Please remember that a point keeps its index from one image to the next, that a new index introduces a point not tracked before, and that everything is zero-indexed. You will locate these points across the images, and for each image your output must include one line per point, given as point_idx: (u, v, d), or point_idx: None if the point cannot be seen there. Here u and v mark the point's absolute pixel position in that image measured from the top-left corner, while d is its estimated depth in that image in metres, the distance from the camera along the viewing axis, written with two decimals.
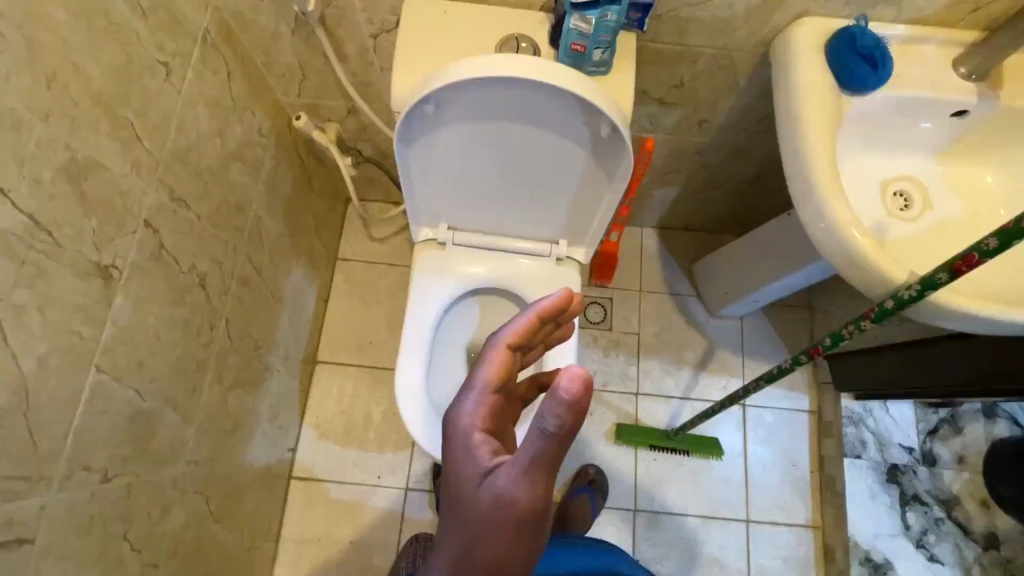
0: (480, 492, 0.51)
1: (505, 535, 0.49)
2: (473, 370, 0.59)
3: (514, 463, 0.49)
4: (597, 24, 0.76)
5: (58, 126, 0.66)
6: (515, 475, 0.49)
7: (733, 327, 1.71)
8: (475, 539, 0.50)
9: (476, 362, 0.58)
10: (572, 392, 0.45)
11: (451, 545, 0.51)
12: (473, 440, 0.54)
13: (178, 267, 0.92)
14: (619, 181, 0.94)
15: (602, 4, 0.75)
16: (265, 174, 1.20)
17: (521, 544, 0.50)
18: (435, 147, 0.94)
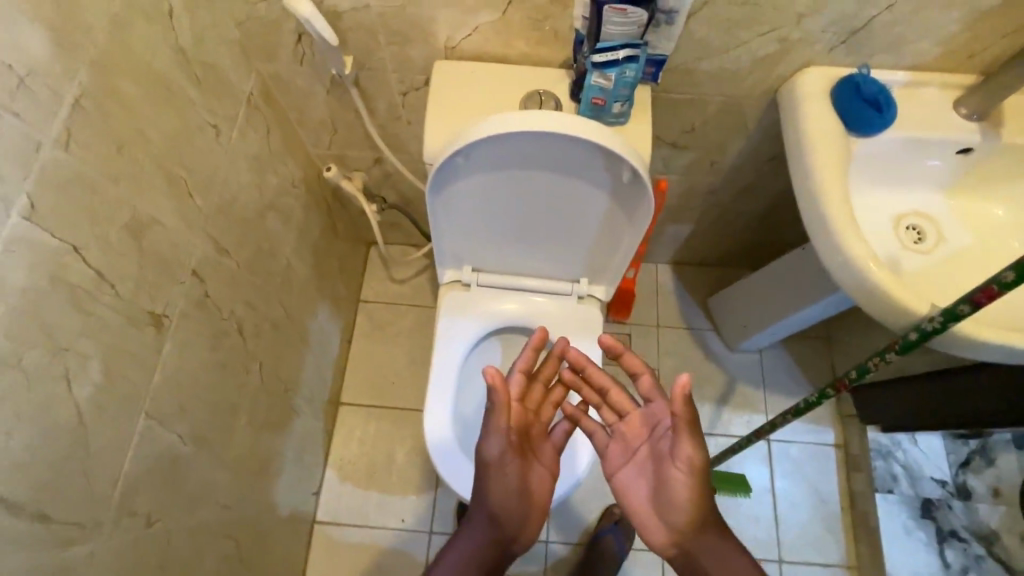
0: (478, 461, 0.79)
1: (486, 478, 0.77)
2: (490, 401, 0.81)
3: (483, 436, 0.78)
4: (616, 80, 0.82)
5: (126, 189, 0.72)
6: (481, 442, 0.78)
7: (752, 360, 1.71)
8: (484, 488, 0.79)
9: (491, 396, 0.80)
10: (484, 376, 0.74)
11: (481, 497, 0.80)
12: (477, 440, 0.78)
13: (220, 315, 0.97)
14: (639, 223, 0.98)
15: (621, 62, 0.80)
16: (296, 223, 1.26)
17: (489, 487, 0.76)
18: (462, 195, 1.00)
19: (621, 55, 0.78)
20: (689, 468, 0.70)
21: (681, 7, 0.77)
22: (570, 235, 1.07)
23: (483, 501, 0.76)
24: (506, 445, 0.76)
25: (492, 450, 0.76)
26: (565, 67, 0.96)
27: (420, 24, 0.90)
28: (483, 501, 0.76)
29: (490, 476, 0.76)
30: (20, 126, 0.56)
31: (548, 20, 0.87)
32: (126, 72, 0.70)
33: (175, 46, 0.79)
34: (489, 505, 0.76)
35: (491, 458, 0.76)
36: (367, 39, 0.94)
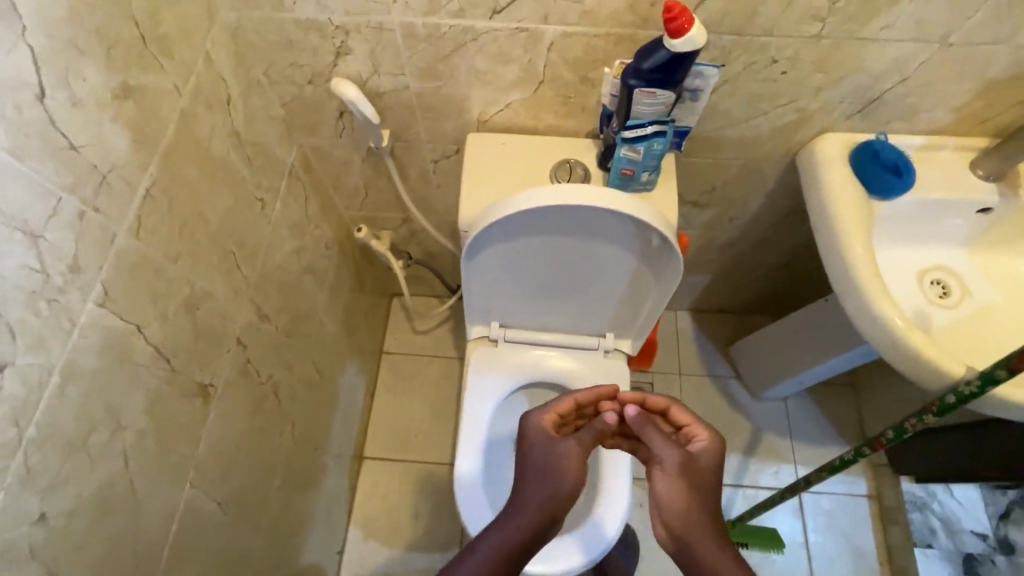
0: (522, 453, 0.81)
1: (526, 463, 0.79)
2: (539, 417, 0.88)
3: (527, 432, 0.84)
4: (644, 152, 0.85)
5: (184, 266, 0.75)
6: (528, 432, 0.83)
7: (777, 408, 1.70)
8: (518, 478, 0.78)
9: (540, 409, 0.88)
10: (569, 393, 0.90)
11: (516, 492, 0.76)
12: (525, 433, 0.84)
13: (259, 378, 0.98)
14: (667, 282, 1.01)
15: (650, 136, 0.84)
16: (329, 282, 1.30)
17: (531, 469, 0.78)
18: (492, 260, 1.03)
19: (649, 130, 0.83)
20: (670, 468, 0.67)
21: (707, 85, 0.82)
22: (598, 294, 1.10)
23: (539, 491, 0.74)
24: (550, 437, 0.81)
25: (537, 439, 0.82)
26: (593, 136, 1.00)
27: (456, 101, 0.95)
28: (538, 494, 0.74)
29: (558, 473, 0.75)
30: (99, 219, 0.60)
31: (578, 96, 0.92)
32: (189, 158, 0.75)
33: (231, 129, 0.84)
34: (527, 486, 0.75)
35: (545, 442, 0.80)
36: (405, 115, 1.00)
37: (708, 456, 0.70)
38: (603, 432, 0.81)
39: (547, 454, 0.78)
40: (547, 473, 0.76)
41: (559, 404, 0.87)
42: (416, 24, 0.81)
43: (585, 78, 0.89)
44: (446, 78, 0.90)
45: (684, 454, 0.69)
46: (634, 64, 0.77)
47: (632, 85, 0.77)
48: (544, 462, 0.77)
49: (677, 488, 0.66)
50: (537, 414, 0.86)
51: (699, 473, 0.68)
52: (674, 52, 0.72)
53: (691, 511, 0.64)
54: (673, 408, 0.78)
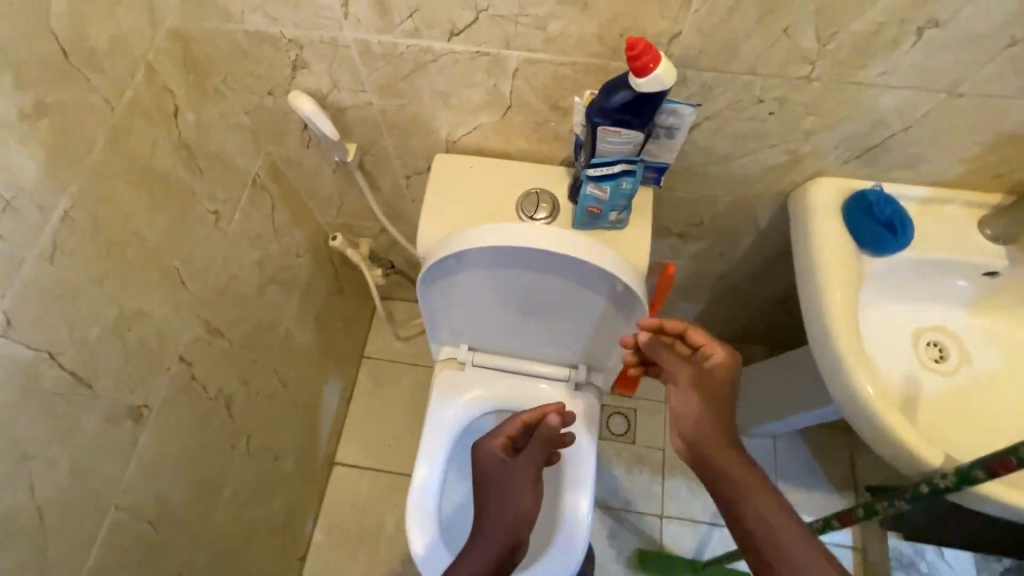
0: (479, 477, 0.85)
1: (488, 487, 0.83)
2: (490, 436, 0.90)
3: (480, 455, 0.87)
4: (612, 191, 0.80)
5: (112, 287, 0.72)
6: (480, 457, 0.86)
7: (765, 446, 1.63)
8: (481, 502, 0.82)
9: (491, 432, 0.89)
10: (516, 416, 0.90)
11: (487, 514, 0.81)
12: (478, 459, 0.86)
13: (207, 395, 0.96)
14: (635, 325, 0.95)
15: (618, 176, 0.78)
16: (300, 291, 1.27)
17: (494, 497, 0.82)
18: (451, 287, 0.98)
19: (617, 170, 0.76)
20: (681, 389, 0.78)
21: (683, 124, 0.74)
22: (565, 328, 1.05)
23: (499, 517, 0.79)
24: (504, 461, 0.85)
25: (491, 465, 0.84)
26: (567, 164, 0.94)
27: (422, 120, 0.90)
28: (504, 517, 0.79)
29: (512, 496, 0.81)
30: (3, 247, 0.58)
31: (549, 123, 0.86)
32: (122, 176, 0.72)
33: (177, 142, 0.81)
34: (498, 511, 0.80)
35: (499, 468, 0.84)
36: (370, 130, 0.95)
37: (722, 370, 0.76)
38: (551, 437, 0.85)
39: (502, 482, 0.82)
40: (506, 498, 0.81)
41: (508, 426, 0.89)
42: (372, 42, 0.75)
43: (556, 106, 0.83)
44: (409, 96, 0.85)
45: (694, 374, 0.78)
46: (599, 100, 0.70)
47: (596, 123, 0.71)
48: (501, 491, 0.82)
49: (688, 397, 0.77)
50: (487, 439, 0.87)
51: (711, 385, 0.76)
52: (641, 93, 0.65)
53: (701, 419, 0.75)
54: (689, 331, 0.80)
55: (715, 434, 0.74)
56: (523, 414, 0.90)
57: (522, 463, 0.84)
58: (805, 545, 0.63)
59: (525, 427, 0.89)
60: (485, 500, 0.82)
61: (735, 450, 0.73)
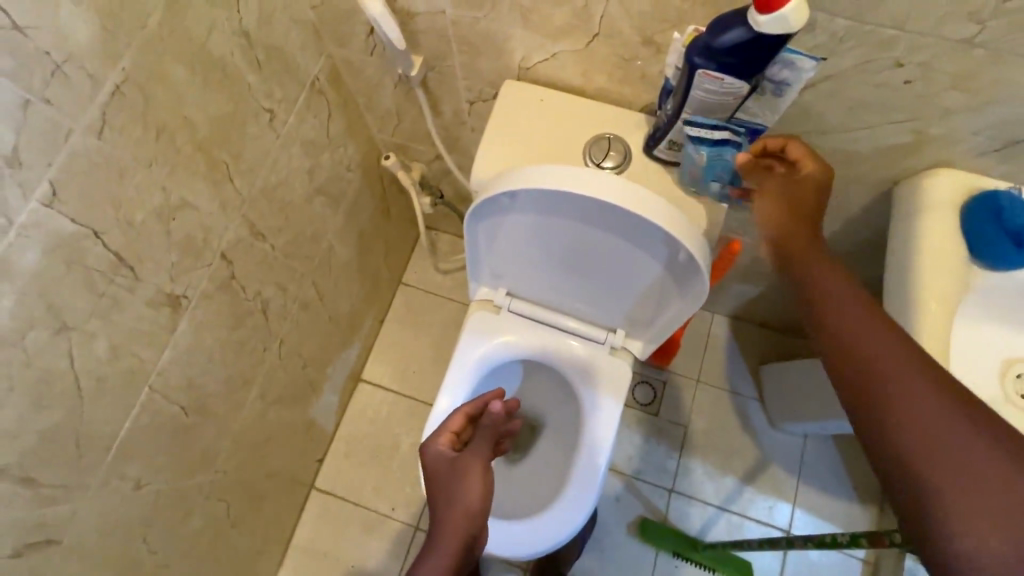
0: (430, 471, 0.82)
1: (437, 478, 0.80)
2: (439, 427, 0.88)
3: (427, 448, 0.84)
4: (708, 158, 0.73)
5: (160, 171, 0.71)
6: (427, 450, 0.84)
7: (793, 444, 1.57)
8: (430, 496, 0.79)
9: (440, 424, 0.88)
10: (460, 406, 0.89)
11: (435, 508, 0.77)
12: (427, 456, 0.83)
13: (245, 295, 0.97)
14: (690, 298, 0.88)
15: (720, 143, 0.71)
16: (346, 206, 1.25)
17: (443, 485, 0.78)
18: (500, 227, 0.92)
19: (717, 134, 0.70)
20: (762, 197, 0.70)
21: (798, 80, 0.64)
22: (613, 289, 0.99)
23: (450, 506, 0.75)
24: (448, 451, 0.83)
25: (436, 458, 0.82)
26: (648, 112, 0.85)
27: (496, 39, 0.82)
28: (455, 506, 0.74)
29: (457, 487, 0.76)
30: (50, 113, 0.57)
31: (637, 61, 0.77)
32: (177, 55, 0.68)
33: (237, 27, 0.76)
34: (450, 497, 0.76)
35: (445, 458, 0.82)
36: (439, 43, 0.87)
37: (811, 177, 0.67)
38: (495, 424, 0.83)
39: (452, 476, 0.78)
40: (453, 486, 0.77)
41: (449, 423, 0.87)
42: None
43: (649, 40, 0.73)
44: (486, 9, 0.77)
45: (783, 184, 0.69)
46: (706, 36, 0.60)
47: (696, 64, 0.61)
48: (451, 482, 0.78)
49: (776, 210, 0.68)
50: (431, 439, 0.85)
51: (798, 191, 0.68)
52: (759, 33, 0.56)
53: (786, 224, 0.67)
54: (790, 144, 0.69)
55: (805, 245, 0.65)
56: (462, 408, 0.89)
57: (469, 453, 0.81)
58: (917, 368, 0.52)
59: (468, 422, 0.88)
60: (435, 491, 0.79)
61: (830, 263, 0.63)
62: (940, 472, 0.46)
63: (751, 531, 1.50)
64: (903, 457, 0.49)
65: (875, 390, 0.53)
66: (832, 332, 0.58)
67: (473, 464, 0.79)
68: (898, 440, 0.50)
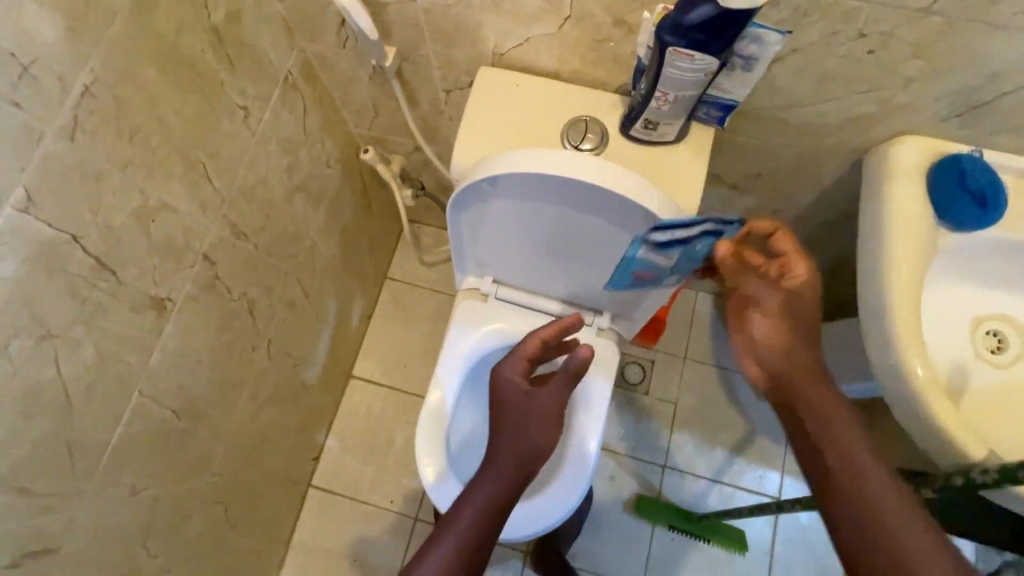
0: (507, 394, 0.86)
1: (511, 409, 0.84)
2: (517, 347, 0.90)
3: (508, 369, 0.87)
4: (679, 257, 0.83)
5: (137, 173, 0.70)
6: (507, 372, 0.87)
7: (780, 414, 1.62)
8: (503, 424, 0.83)
9: (520, 344, 0.90)
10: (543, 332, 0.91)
11: (506, 441, 0.81)
12: (506, 379, 0.87)
13: (230, 296, 0.96)
14: (672, 276, 0.90)
15: (692, 234, 0.78)
16: (327, 203, 1.24)
17: (517, 424, 0.83)
18: (484, 214, 0.93)
19: (694, 229, 0.77)
20: (764, 313, 0.78)
21: (765, 55, 0.66)
22: (598, 272, 1.00)
23: (520, 448, 0.80)
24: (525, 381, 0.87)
25: (514, 383, 0.86)
26: (623, 93, 0.86)
27: (469, 26, 0.82)
28: (526, 449, 0.81)
29: (535, 426, 0.83)
30: (20, 116, 0.56)
31: (609, 42, 0.78)
32: (146, 54, 0.68)
33: (207, 24, 0.76)
34: (521, 438, 0.81)
35: (525, 392, 0.85)
36: (412, 33, 0.87)
37: (806, 293, 0.76)
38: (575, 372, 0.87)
39: (525, 413, 0.84)
40: (525, 426, 0.83)
41: (526, 348, 0.89)
42: None
43: (620, 21, 0.74)
44: None
45: (781, 299, 0.77)
46: (674, 14, 0.61)
47: (666, 43, 0.62)
48: (524, 421, 0.83)
49: (774, 333, 0.77)
50: (510, 363, 0.88)
51: (795, 309, 0.76)
52: (726, 8, 0.57)
53: (786, 348, 0.76)
54: (781, 238, 0.76)
55: (802, 368, 0.74)
56: (539, 334, 0.91)
57: (544, 394, 0.86)
58: (875, 461, 0.66)
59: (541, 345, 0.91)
60: (507, 421, 0.83)
61: (827, 386, 0.73)
62: (889, 553, 0.60)
63: (743, 500, 1.55)
64: (864, 532, 0.62)
65: (851, 472, 0.66)
66: (822, 420, 0.70)
67: (551, 412, 0.85)
68: (859, 517, 0.63)
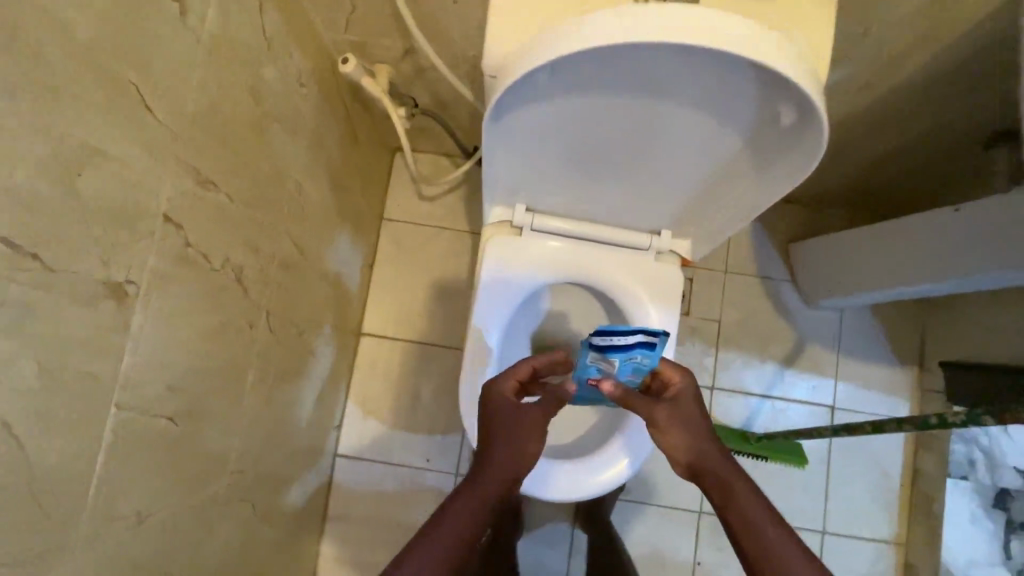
0: (500, 404, 0.76)
1: (503, 421, 0.74)
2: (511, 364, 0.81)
3: (498, 382, 0.78)
4: (621, 367, 0.74)
5: (35, 104, 0.46)
6: (499, 386, 0.78)
7: (830, 320, 1.50)
8: (492, 435, 0.73)
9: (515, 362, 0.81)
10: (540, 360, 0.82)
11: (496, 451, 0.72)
12: (500, 391, 0.77)
13: (211, 266, 0.75)
14: (786, 172, 0.71)
15: (630, 347, 0.71)
16: (308, 133, 0.99)
17: (506, 438, 0.73)
18: (533, 126, 0.72)
19: (631, 339, 0.71)
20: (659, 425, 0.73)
21: None
22: (675, 177, 0.81)
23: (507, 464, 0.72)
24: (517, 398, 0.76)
25: (504, 398, 0.76)
26: None
27: None
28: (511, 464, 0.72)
29: (524, 445, 0.74)
30: None
31: None
32: None
33: None
34: (509, 453, 0.72)
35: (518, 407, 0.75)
36: None
37: (687, 393, 0.74)
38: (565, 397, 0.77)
39: (514, 426, 0.74)
40: (513, 441, 0.73)
41: (521, 369, 0.80)
42: None
43: None
44: None
45: (671, 408, 0.72)
46: None
47: None
48: (512, 434, 0.73)
49: (678, 439, 0.71)
50: (501, 377, 0.79)
51: (687, 412, 0.72)
52: None
53: (691, 449, 0.70)
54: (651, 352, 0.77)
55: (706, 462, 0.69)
56: (534, 360, 0.82)
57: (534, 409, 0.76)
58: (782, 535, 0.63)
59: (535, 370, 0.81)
60: (495, 431, 0.74)
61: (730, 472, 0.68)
62: None
63: (796, 413, 1.47)
64: None
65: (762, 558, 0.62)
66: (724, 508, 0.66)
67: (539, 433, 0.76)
68: None
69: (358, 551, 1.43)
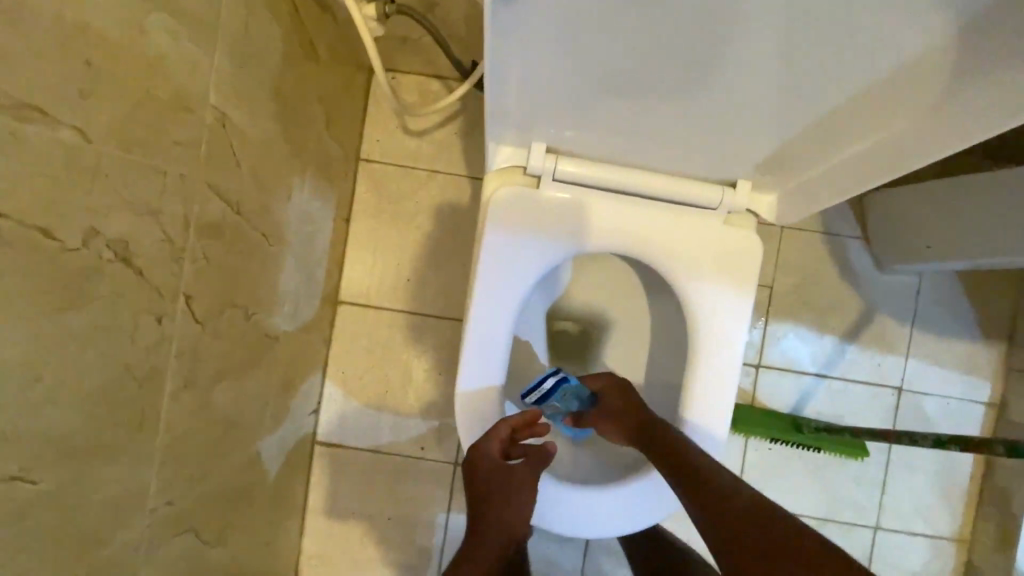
0: (487, 474, 0.78)
1: (493, 492, 0.78)
2: (493, 426, 0.79)
3: (483, 450, 0.78)
4: (560, 403, 0.85)
5: None
6: (483, 455, 0.78)
7: (905, 286, 1.24)
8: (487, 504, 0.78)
9: (496, 423, 0.79)
10: (515, 420, 0.79)
11: (494, 521, 0.78)
12: (486, 462, 0.78)
13: (59, 244, 0.48)
14: (993, 102, 0.57)
15: (553, 389, 0.83)
16: (234, 37, 0.68)
17: (500, 504, 0.78)
18: (698, 5, 0.53)
19: (548, 385, 0.82)
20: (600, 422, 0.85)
21: None
22: (823, 104, 0.64)
23: (503, 527, 0.78)
24: (504, 463, 0.78)
25: (490, 467, 0.77)
26: None
27: None
28: (507, 525, 0.79)
29: (515, 504, 0.79)
30: None
31: None
32: None
33: None
34: (505, 518, 0.78)
35: (506, 473, 0.78)
36: None
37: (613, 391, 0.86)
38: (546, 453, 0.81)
39: (503, 491, 0.78)
40: (506, 504, 0.78)
41: (501, 433, 0.78)
42: None
43: None
44: None
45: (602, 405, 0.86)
46: None
47: None
48: (503, 499, 0.78)
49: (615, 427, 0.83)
50: (485, 444, 0.78)
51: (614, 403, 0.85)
52: None
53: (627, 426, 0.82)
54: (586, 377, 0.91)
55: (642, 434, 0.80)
56: (511, 419, 0.79)
57: (520, 470, 0.79)
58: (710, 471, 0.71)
59: (514, 428, 0.79)
60: (490, 499, 0.78)
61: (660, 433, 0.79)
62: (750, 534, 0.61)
63: (856, 395, 1.24)
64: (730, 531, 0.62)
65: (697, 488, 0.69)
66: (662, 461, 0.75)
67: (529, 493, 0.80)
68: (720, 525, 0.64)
69: (345, 547, 1.25)
